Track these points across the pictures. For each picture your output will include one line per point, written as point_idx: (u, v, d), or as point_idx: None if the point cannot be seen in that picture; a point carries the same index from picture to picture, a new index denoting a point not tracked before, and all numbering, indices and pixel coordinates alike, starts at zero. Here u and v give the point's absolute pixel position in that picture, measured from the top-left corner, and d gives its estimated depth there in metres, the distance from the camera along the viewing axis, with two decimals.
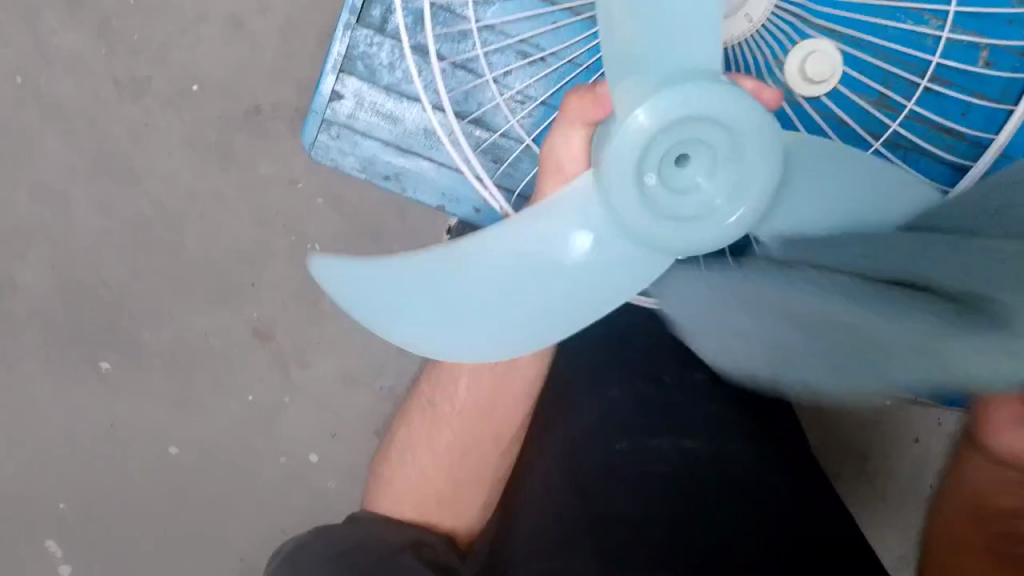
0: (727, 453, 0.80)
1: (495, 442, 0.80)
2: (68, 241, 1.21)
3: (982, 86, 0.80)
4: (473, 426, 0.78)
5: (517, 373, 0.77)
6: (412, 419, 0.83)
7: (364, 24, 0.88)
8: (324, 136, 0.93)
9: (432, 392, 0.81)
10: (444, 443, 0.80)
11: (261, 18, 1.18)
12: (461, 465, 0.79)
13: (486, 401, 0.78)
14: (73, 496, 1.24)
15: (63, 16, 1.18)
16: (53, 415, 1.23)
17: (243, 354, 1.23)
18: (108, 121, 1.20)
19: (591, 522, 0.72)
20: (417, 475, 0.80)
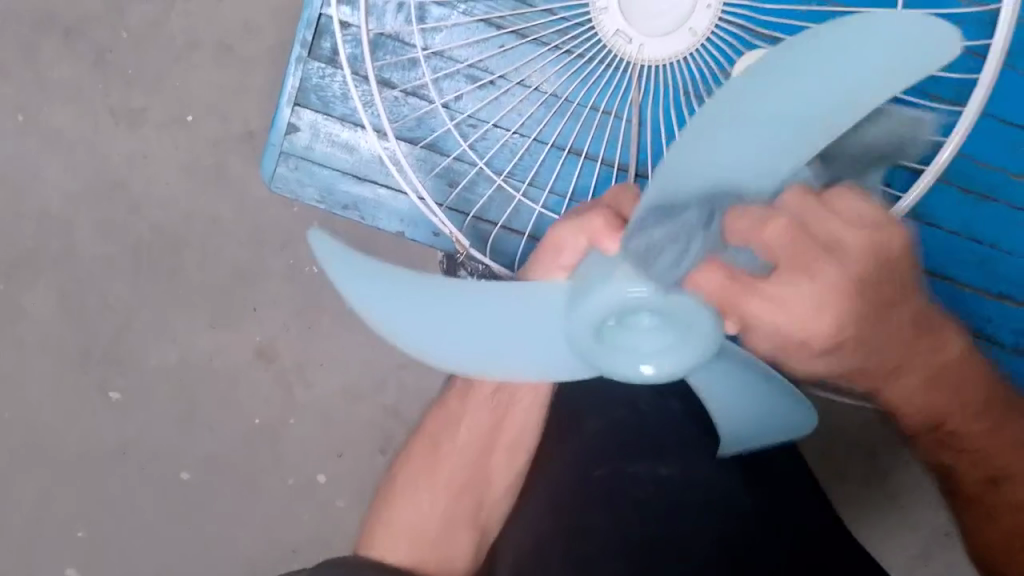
0: (705, 474, 0.77)
1: (492, 473, 0.78)
2: (73, 271, 1.23)
3: (936, 90, 0.83)
4: (474, 460, 0.77)
5: (522, 413, 0.78)
6: (411, 456, 0.79)
7: (315, 56, 0.82)
8: (279, 168, 0.86)
9: (435, 427, 0.79)
10: (444, 475, 0.76)
11: (250, 43, 1.19)
12: (457, 504, 0.76)
13: (490, 429, 0.78)
14: (90, 520, 1.27)
15: (59, 51, 1.20)
16: (67, 442, 1.26)
17: (248, 376, 1.25)
18: (107, 152, 1.22)
19: (570, 552, 0.70)
20: (413, 507, 0.75)
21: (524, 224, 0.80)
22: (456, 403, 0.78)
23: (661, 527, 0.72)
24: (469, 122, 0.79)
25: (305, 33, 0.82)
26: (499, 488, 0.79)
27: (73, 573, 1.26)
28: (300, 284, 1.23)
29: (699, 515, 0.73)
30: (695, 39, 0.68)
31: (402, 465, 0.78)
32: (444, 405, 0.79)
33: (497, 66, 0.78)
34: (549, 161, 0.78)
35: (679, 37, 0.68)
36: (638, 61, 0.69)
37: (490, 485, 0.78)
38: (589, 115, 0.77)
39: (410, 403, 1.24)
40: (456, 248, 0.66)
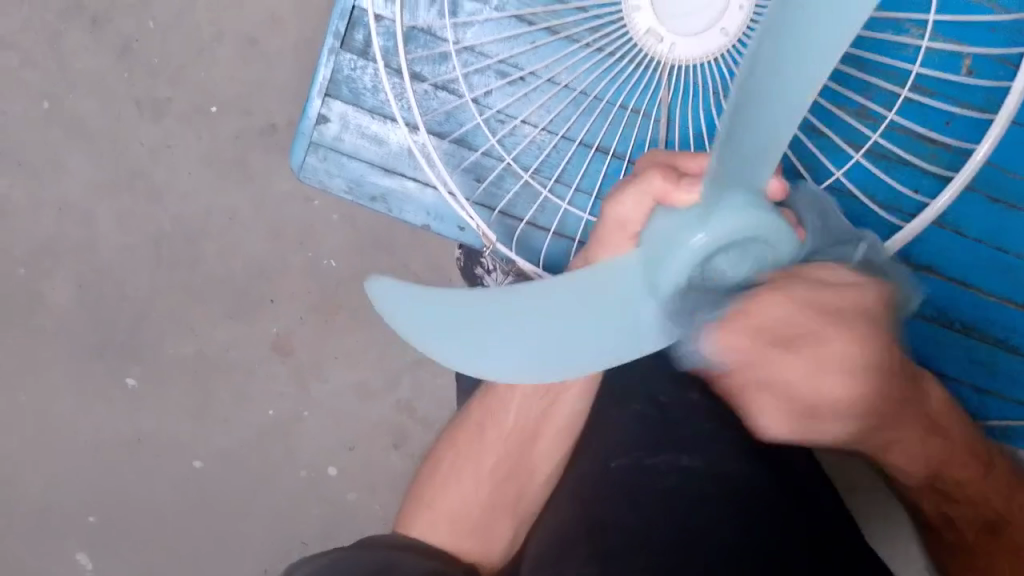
0: (725, 461, 0.74)
1: (535, 461, 0.83)
2: (94, 260, 1.24)
3: (966, 95, 0.76)
4: (518, 449, 0.82)
5: (567, 409, 0.81)
6: (460, 439, 0.84)
7: (348, 48, 0.83)
8: (309, 159, 0.86)
9: (485, 414, 0.83)
10: (484, 462, 0.82)
11: (274, 37, 1.19)
12: (500, 492, 0.82)
13: (536, 422, 0.81)
14: (103, 507, 1.27)
15: (86, 40, 1.21)
16: (83, 429, 1.27)
17: (262, 369, 1.25)
18: (131, 141, 1.23)
19: (592, 548, 0.68)
20: (455, 495, 0.81)
21: (550, 220, 0.81)
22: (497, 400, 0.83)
23: (686, 515, 0.69)
24: (498, 118, 0.79)
25: (337, 24, 0.82)
26: (541, 475, 0.83)
27: (83, 560, 1.27)
28: (317, 278, 1.23)
29: (727, 509, 0.69)
30: (727, 39, 0.69)
31: (440, 455, 0.85)
32: (488, 398, 0.83)
33: (528, 62, 0.78)
34: (575, 158, 0.79)
35: (711, 37, 0.69)
36: (667, 60, 0.71)
37: (533, 473, 0.83)
38: (618, 113, 0.77)
39: (424, 399, 1.24)
40: (483, 241, 0.69)
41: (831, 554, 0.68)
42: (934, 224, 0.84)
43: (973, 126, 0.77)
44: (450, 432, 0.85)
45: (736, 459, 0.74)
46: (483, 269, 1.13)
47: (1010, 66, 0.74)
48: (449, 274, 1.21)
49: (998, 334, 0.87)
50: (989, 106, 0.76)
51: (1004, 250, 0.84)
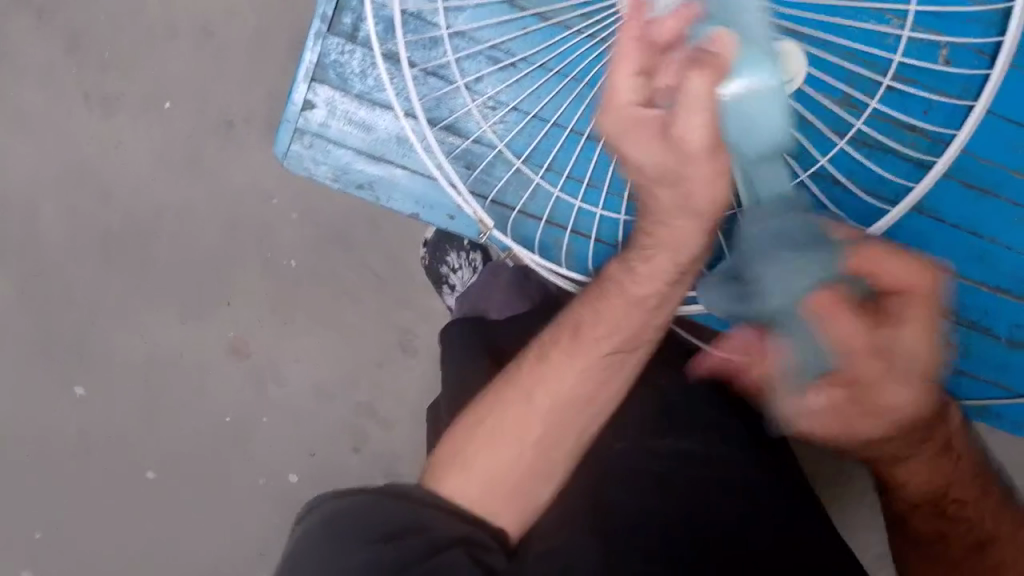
0: (725, 451, 0.78)
1: (586, 418, 0.72)
2: (38, 261, 1.19)
3: (943, 84, 0.78)
4: (572, 405, 0.71)
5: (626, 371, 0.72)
6: (506, 376, 0.73)
7: (335, 32, 0.82)
8: (294, 145, 0.85)
9: (531, 378, 0.71)
10: (533, 428, 0.70)
11: (231, 29, 1.15)
12: (545, 443, 0.71)
13: (593, 391, 0.71)
14: (49, 521, 1.22)
15: (30, 32, 1.16)
16: (28, 439, 1.21)
17: (219, 372, 1.21)
18: (77, 137, 1.18)
19: (599, 521, 0.71)
20: (497, 449, 0.70)
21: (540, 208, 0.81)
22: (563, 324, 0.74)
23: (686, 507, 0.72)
24: (489, 104, 0.80)
25: (324, 8, 0.81)
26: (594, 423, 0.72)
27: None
28: (276, 278, 1.20)
29: (731, 493, 0.74)
30: None
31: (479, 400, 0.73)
32: (554, 349, 0.72)
33: (518, 48, 0.79)
34: (567, 145, 0.79)
35: None
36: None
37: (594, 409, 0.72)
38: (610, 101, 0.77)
39: (385, 401, 1.21)
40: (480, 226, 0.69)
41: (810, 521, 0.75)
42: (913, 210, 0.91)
43: (950, 114, 0.79)
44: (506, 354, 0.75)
45: (737, 449, 0.79)
46: (448, 269, 1.13)
47: (986, 56, 0.78)
48: (414, 272, 1.20)
49: (972, 316, 0.95)
50: (965, 95, 0.79)
51: (983, 236, 0.92)
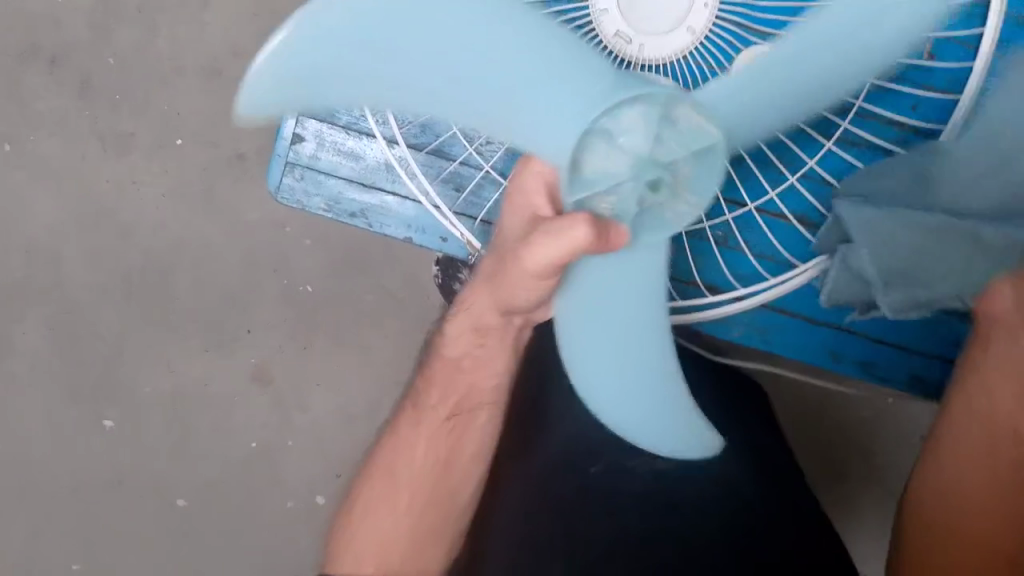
0: None
1: (456, 482, 0.71)
2: (63, 301, 1.23)
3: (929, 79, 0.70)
4: (433, 483, 0.70)
5: (477, 430, 0.72)
6: (367, 478, 0.73)
7: None
8: (285, 179, 0.86)
9: (388, 453, 0.73)
10: (405, 497, 0.70)
11: (236, 64, 1.17)
12: (427, 509, 0.70)
13: (446, 455, 0.71)
14: (86, 553, 1.25)
15: (44, 79, 1.19)
16: (61, 474, 1.24)
17: (243, 401, 1.24)
18: (94, 177, 1.21)
19: (570, 538, 0.67)
20: (388, 509, 0.70)
21: None
22: (470, 368, 0.71)
23: (671, 530, 0.65)
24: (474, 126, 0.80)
25: None
26: (465, 492, 0.72)
27: None
28: (293, 304, 1.22)
29: (717, 487, 0.69)
30: (695, 36, 0.64)
31: (394, 429, 0.74)
32: (404, 428, 0.73)
33: None
34: None
35: (677, 36, 0.64)
36: (637, 61, 0.66)
37: (460, 473, 0.71)
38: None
39: None
40: (468, 246, 0.75)
41: (814, 526, 0.70)
42: None
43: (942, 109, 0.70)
44: (420, 377, 0.74)
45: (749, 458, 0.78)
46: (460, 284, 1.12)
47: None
48: (427, 290, 1.20)
49: None
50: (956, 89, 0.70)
51: None
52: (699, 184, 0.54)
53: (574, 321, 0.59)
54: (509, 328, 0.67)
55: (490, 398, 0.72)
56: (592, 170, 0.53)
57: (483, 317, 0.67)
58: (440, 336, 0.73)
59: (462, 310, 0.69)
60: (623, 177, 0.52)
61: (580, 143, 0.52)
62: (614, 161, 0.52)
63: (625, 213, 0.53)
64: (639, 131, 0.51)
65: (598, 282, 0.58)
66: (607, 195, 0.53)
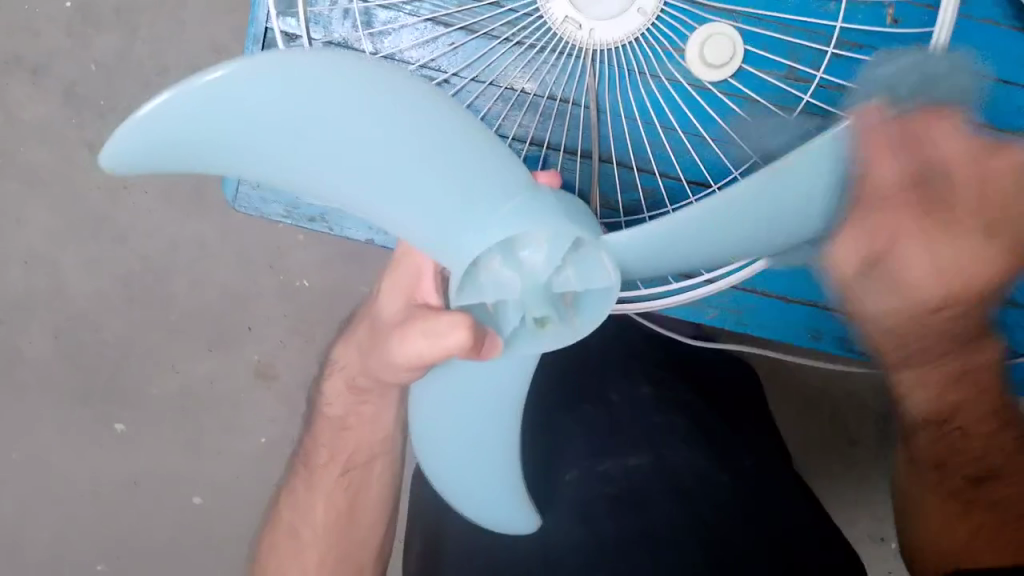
0: (671, 456, 0.79)
1: (365, 532, 0.77)
2: (65, 310, 1.24)
3: (895, 45, 0.71)
4: (339, 536, 0.76)
5: (375, 482, 0.76)
6: (280, 531, 0.78)
7: None
8: (241, 188, 0.84)
9: (294, 516, 0.77)
10: (309, 552, 0.75)
11: (218, 62, 1.17)
12: (337, 563, 0.75)
13: (349, 504, 0.76)
14: (110, 555, 1.27)
15: (30, 89, 1.19)
16: (78, 479, 1.27)
17: (249, 399, 1.25)
18: (86, 185, 1.21)
19: (551, 563, 0.71)
20: (301, 564, 0.75)
21: None
22: (355, 426, 0.73)
23: (639, 519, 0.73)
24: None
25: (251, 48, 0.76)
26: (371, 529, 0.77)
27: None
28: (292, 299, 1.22)
29: (674, 500, 0.74)
30: (647, 18, 0.63)
31: (293, 490, 0.79)
32: (299, 489, 0.78)
33: (450, 63, 0.71)
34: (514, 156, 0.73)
35: (628, 19, 0.63)
36: (589, 46, 0.64)
37: (363, 520, 0.77)
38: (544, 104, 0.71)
39: None
40: None
41: (777, 523, 0.73)
42: None
43: None
44: (307, 438, 0.78)
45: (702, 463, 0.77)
46: None
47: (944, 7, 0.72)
48: None
49: None
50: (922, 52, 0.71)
51: None
52: (587, 306, 0.51)
53: (444, 404, 0.57)
54: (386, 391, 0.68)
55: (380, 449, 0.75)
56: (476, 283, 0.48)
57: (357, 379, 0.69)
58: (323, 396, 0.76)
59: (337, 369, 0.72)
60: (508, 296, 0.49)
61: (481, 254, 0.47)
62: (501, 280, 0.48)
63: (507, 327, 0.51)
64: (540, 258, 0.47)
65: (458, 379, 0.56)
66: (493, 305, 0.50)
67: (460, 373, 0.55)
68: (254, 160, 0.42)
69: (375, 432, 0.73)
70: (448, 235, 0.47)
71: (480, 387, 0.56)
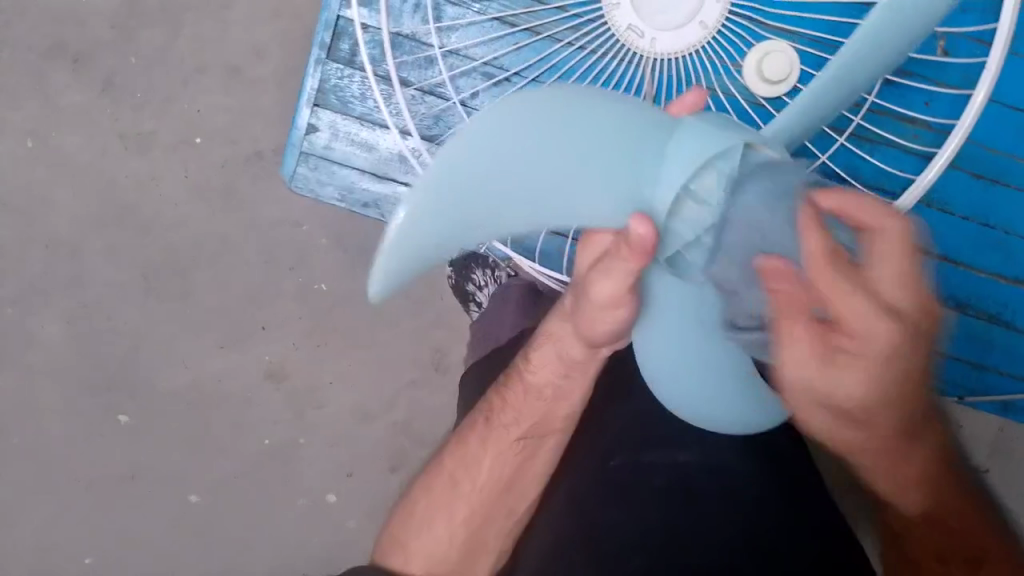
0: (720, 458, 0.78)
1: (514, 501, 0.79)
2: (81, 296, 1.24)
3: (941, 76, 0.81)
4: (494, 500, 0.78)
5: (543, 451, 0.80)
6: (432, 486, 0.79)
7: (334, 58, 0.91)
8: (299, 168, 0.95)
9: (454, 466, 0.79)
10: (460, 510, 0.77)
11: (257, 64, 1.19)
12: (483, 527, 0.77)
13: (512, 473, 0.79)
14: (100, 546, 1.26)
15: (68, 75, 1.21)
16: (78, 467, 1.26)
17: (257, 398, 1.24)
18: (115, 173, 1.22)
19: (587, 550, 0.71)
20: (449, 518, 0.77)
21: None
22: (551, 397, 0.80)
23: (682, 514, 0.72)
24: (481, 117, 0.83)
25: (324, 38, 0.90)
26: (523, 500, 0.79)
27: None
28: (309, 302, 1.23)
29: (719, 499, 0.74)
30: (707, 31, 0.72)
31: (459, 441, 0.80)
32: (457, 448, 0.80)
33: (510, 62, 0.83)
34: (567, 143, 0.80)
35: (689, 30, 0.71)
36: (649, 54, 0.72)
37: (520, 493, 0.79)
38: None
39: (421, 420, 1.23)
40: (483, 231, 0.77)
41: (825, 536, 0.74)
42: (923, 203, 0.94)
43: (953, 104, 0.82)
44: (495, 394, 0.82)
45: (740, 459, 0.78)
46: (475, 286, 1.13)
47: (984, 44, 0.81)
48: (440, 291, 1.21)
49: (991, 308, 0.99)
50: (966, 84, 0.81)
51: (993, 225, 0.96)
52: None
53: (660, 325, 0.65)
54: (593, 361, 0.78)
55: (561, 425, 0.81)
56: (671, 222, 0.56)
57: (599, 341, 0.73)
58: (524, 363, 0.81)
59: (547, 339, 0.80)
60: (702, 229, 0.56)
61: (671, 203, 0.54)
62: (692, 220, 0.55)
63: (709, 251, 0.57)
64: (711, 176, 0.54)
65: (664, 316, 0.65)
66: (688, 247, 0.57)
67: (658, 326, 0.66)
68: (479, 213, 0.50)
69: (556, 403, 0.80)
70: (640, 200, 0.54)
71: (703, 308, 0.62)
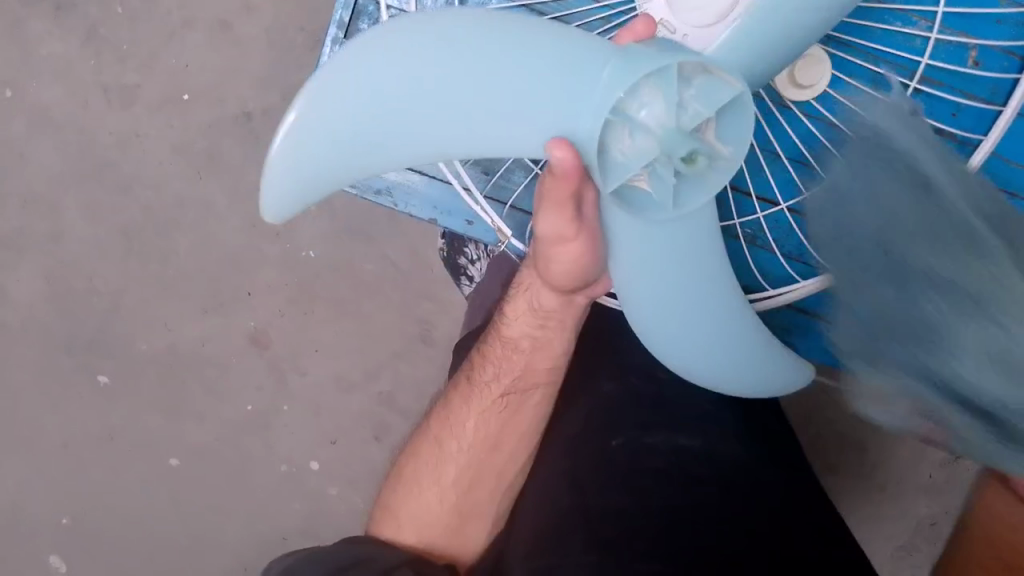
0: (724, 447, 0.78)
1: (502, 467, 0.76)
2: (59, 253, 1.21)
3: (972, 87, 0.72)
4: (482, 462, 0.75)
5: (530, 411, 0.77)
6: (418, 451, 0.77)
7: (349, 39, 0.86)
8: None
9: (441, 428, 0.77)
10: (451, 474, 0.75)
11: (247, 20, 1.14)
12: (471, 491, 0.75)
13: (498, 433, 0.76)
14: (79, 505, 1.25)
15: (51, 26, 1.17)
16: (55, 426, 1.25)
17: (240, 364, 1.22)
18: (96, 128, 1.18)
19: (590, 533, 0.70)
20: (437, 481, 0.75)
21: None
22: (530, 349, 0.76)
23: (686, 499, 0.72)
24: None
25: (340, 15, 0.85)
26: (513, 466, 0.77)
27: (54, 563, 1.26)
28: (294, 269, 1.20)
29: (721, 487, 0.74)
30: None
31: (445, 401, 0.78)
32: (443, 412, 0.77)
33: None
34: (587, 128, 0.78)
35: None
36: None
37: (508, 459, 0.77)
38: None
39: (406, 392, 1.21)
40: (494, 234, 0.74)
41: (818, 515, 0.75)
42: None
43: (980, 118, 0.72)
44: (477, 352, 0.79)
45: (732, 444, 0.79)
46: (466, 259, 1.09)
47: (1018, 58, 0.71)
48: (429, 262, 1.18)
49: None
50: (997, 99, 0.72)
51: None
52: (726, 133, 0.49)
53: (628, 276, 0.57)
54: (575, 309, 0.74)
55: (545, 378, 0.77)
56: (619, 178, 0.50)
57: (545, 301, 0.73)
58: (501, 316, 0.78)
59: (520, 291, 0.75)
60: (655, 157, 0.48)
61: (604, 130, 0.49)
62: (641, 147, 0.48)
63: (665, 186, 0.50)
64: (655, 115, 0.47)
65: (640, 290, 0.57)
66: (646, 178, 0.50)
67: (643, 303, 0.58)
68: (400, 147, 0.52)
69: (538, 354, 0.77)
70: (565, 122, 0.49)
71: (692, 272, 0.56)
